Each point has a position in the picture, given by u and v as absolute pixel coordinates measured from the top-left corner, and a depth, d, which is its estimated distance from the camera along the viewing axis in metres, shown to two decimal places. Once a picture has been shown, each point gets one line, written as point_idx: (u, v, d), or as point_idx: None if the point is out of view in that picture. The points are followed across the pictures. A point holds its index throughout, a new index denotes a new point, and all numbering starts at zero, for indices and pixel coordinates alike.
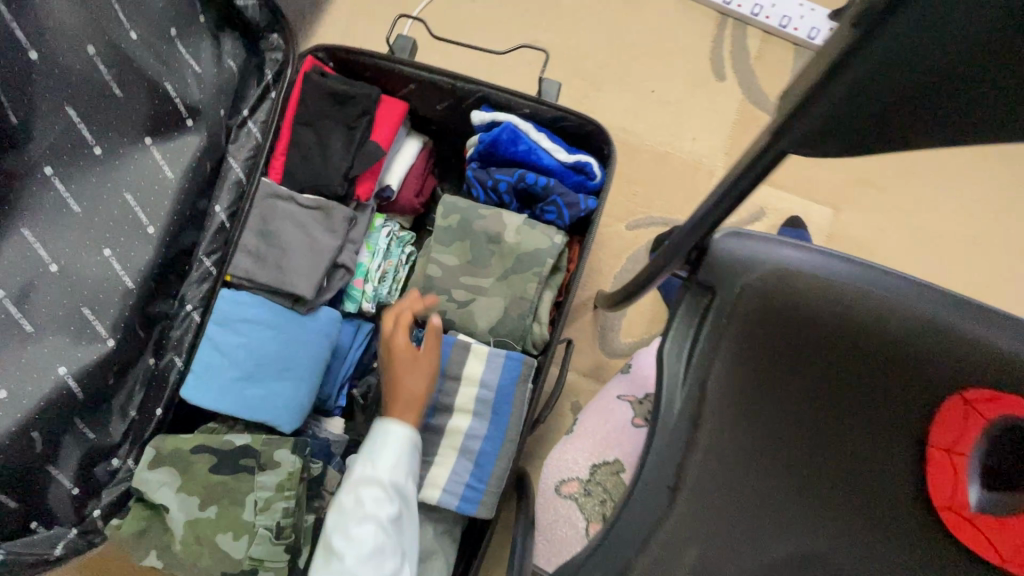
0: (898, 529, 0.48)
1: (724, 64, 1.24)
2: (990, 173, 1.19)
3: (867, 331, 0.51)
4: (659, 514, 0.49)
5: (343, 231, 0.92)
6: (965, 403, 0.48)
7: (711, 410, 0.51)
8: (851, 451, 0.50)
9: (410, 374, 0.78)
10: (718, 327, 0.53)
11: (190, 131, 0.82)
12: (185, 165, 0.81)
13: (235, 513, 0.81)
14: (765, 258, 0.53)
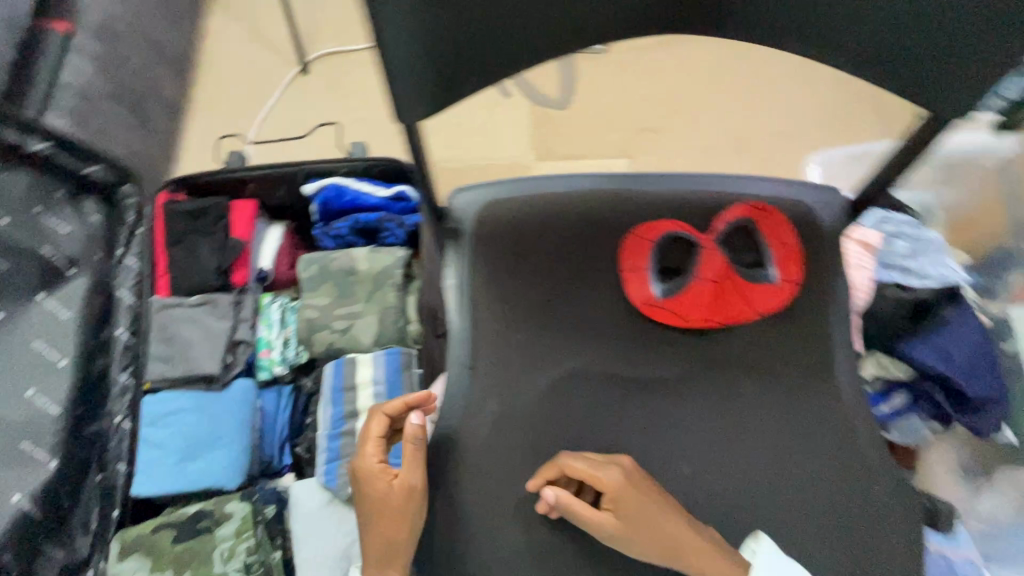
0: (625, 334, 0.68)
1: (505, 85, 1.55)
2: (728, 90, 1.52)
3: (561, 215, 0.73)
4: (464, 389, 0.67)
5: (231, 314, 1.12)
6: (638, 236, 0.71)
7: (480, 308, 0.71)
8: (581, 296, 0.70)
9: (389, 507, 0.63)
10: (469, 251, 0.73)
11: (75, 277, 0.95)
12: (78, 302, 0.94)
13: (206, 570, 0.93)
14: (485, 196, 0.75)
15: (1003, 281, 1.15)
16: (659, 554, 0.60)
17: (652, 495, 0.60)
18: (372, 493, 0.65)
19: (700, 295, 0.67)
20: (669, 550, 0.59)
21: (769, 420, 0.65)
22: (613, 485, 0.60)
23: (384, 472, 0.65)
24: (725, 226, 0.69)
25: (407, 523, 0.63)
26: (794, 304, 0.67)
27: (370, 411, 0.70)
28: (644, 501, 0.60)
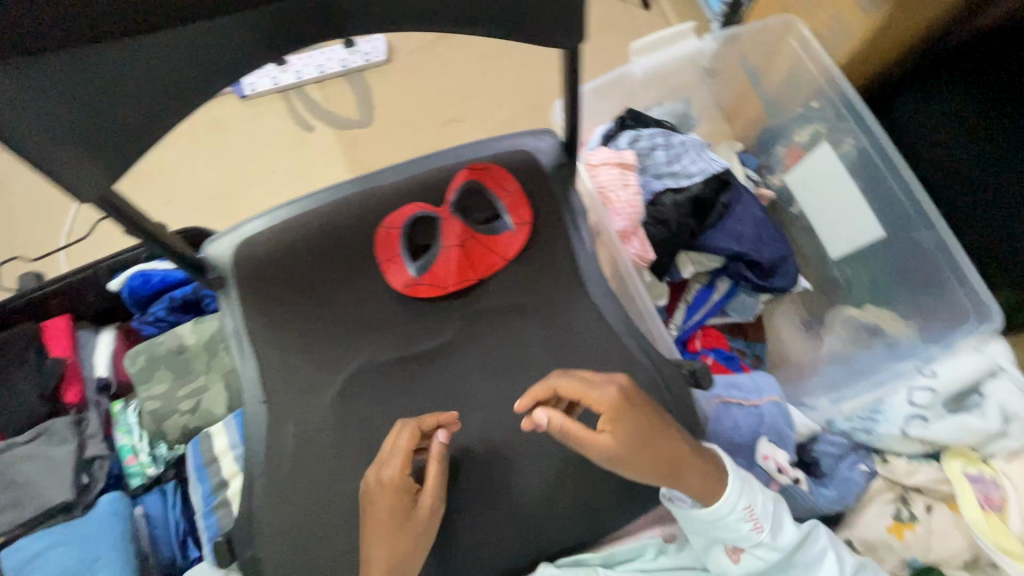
0: (397, 318, 0.73)
1: (307, 119, 1.61)
2: (509, 65, 1.65)
3: (312, 232, 0.77)
4: (263, 421, 0.70)
5: (74, 435, 1.07)
6: (385, 229, 0.76)
7: (258, 342, 0.73)
8: (350, 299, 0.74)
9: (401, 525, 0.61)
10: (236, 293, 0.75)
11: None
12: None
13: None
14: (238, 237, 0.77)
15: (772, 156, 1.30)
16: (656, 473, 0.62)
17: (649, 419, 0.62)
18: (377, 511, 0.61)
19: (450, 262, 0.73)
20: (665, 470, 0.62)
21: (542, 347, 0.71)
22: (608, 404, 0.60)
23: (402, 490, 0.61)
24: (455, 194, 0.75)
25: (420, 539, 0.62)
26: (532, 242, 0.75)
27: (397, 422, 0.65)
28: (642, 423, 0.61)
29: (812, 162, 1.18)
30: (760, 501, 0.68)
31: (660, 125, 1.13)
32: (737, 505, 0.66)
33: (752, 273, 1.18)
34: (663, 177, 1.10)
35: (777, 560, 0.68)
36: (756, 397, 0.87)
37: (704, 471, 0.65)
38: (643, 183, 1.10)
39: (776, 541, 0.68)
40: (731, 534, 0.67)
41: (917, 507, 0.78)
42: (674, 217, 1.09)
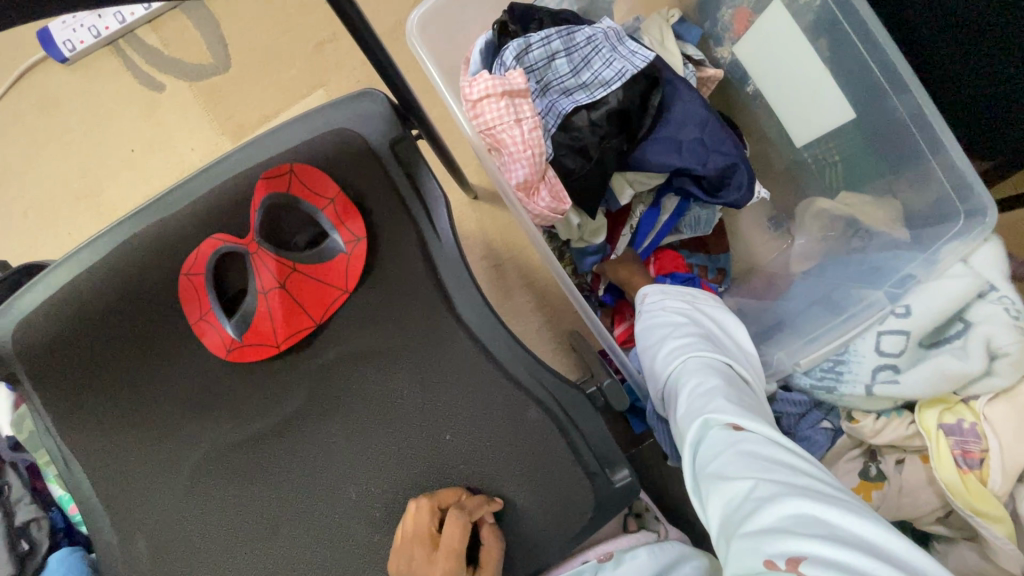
0: (231, 388, 0.58)
1: (151, 76, 1.31)
2: None
3: (98, 296, 0.59)
4: (111, 535, 0.59)
5: None
6: (188, 276, 0.58)
7: (79, 445, 0.59)
8: (171, 373, 0.59)
9: None
10: (31, 391, 0.60)
11: None
12: None
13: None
14: (14, 320, 0.60)
15: (717, 23, 1.02)
16: None
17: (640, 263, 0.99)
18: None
19: (274, 310, 0.56)
20: None
21: (415, 396, 0.56)
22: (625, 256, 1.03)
23: None
24: (257, 217, 0.56)
25: None
26: (375, 261, 0.57)
27: (430, 501, 0.52)
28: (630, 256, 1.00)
29: (764, 26, 0.91)
30: (673, 295, 0.76)
31: (556, 24, 0.88)
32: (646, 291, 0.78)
33: (699, 184, 0.95)
34: (571, 92, 0.87)
35: (653, 332, 0.71)
36: None
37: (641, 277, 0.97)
38: (548, 105, 0.87)
39: (655, 313, 0.73)
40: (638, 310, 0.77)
41: (887, 463, 0.69)
42: (592, 143, 0.86)
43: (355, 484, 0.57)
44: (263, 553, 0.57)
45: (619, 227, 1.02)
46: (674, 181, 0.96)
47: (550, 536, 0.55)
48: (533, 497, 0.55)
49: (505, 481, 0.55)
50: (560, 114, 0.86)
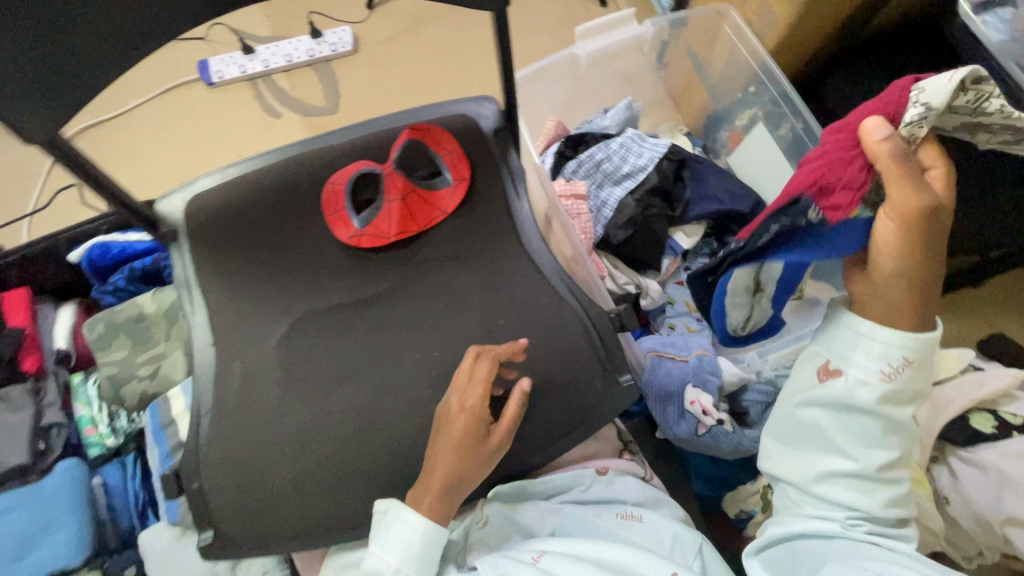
0: (342, 266, 0.77)
1: (275, 106, 1.64)
2: (473, 53, 1.69)
3: (261, 187, 0.80)
4: (212, 361, 0.74)
5: (30, 402, 1.10)
6: (333, 185, 0.80)
7: (209, 294, 0.77)
8: (296, 249, 0.78)
9: (467, 440, 0.64)
10: (189, 247, 0.79)
11: None
12: None
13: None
14: (190, 195, 0.81)
15: (716, 141, 1.37)
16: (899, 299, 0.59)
17: (943, 203, 0.56)
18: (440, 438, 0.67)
19: (392, 214, 0.78)
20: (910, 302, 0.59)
21: (480, 293, 0.75)
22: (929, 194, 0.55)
23: (471, 412, 0.64)
24: (397, 151, 0.80)
25: (482, 464, 0.64)
26: (470, 197, 0.80)
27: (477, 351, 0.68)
28: (905, 186, 0.55)
29: (752, 142, 1.26)
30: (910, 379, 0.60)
31: (597, 138, 1.24)
32: (890, 347, 0.59)
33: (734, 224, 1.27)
34: (621, 181, 1.19)
35: (854, 416, 0.62)
36: (687, 353, 0.94)
37: (918, 270, 0.57)
38: (603, 198, 1.19)
39: (876, 402, 0.60)
40: (850, 354, 0.62)
41: None
42: (637, 213, 1.17)
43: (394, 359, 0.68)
44: (330, 397, 0.71)
45: (773, 217, 0.63)
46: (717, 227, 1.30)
47: (565, 413, 0.72)
48: (561, 378, 0.72)
49: (539, 363, 0.72)
50: (614, 197, 1.18)
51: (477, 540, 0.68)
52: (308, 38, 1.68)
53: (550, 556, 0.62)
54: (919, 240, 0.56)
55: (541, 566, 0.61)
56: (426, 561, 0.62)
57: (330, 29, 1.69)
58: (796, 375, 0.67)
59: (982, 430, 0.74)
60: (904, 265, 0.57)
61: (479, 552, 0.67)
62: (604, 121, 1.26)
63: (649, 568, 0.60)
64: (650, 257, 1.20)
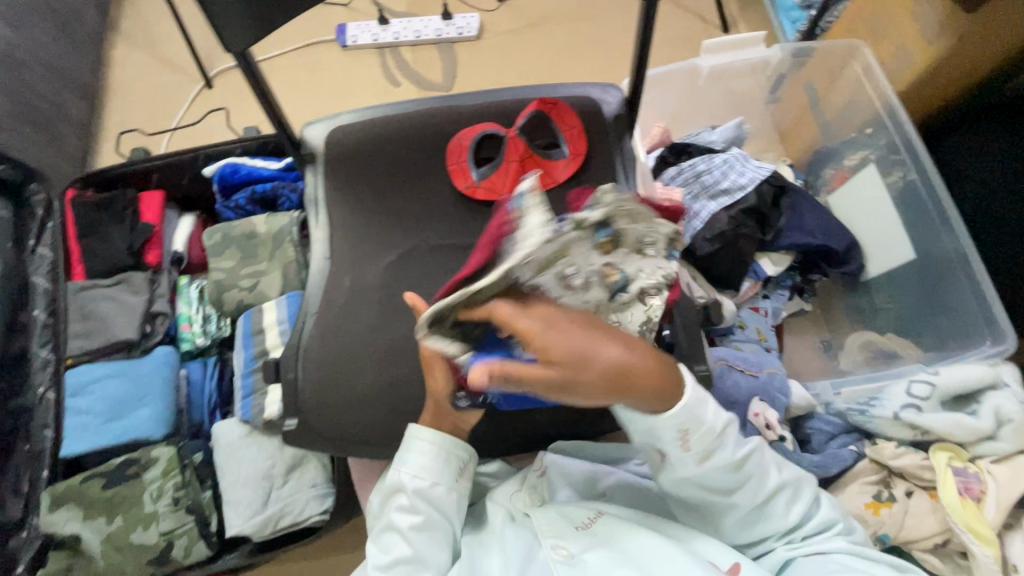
0: (456, 214, 0.84)
1: (395, 75, 1.74)
2: (589, 55, 1.73)
3: (395, 128, 0.87)
4: (328, 273, 0.82)
5: (146, 289, 1.21)
6: (460, 138, 0.86)
7: (334, 215, 0.85)
8: (417, 189, 0.85)
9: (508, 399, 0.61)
10: (323, 171, 0.88)
11: None
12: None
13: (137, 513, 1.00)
14: (331, 125, 0.90)
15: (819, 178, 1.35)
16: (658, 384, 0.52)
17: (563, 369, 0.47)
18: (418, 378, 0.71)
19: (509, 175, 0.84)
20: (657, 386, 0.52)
21: None
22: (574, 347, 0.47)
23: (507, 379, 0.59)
24: (523, 119, 0.85)
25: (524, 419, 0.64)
26: (583, 172, 0.85)
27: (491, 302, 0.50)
28: (578, 327, 0.48)
29: (859, 183, 1.23)
30: (713, 427, 0.59)
31: (703, 151, 1.27)
32: (675, 420, 0.57)
33: (825, 262, 1.26)
34: (717, 196, 1.21)
35: (709, 476, 0.62)
36: (758, 368, 0.93)
37: (652, 376, 0.52)
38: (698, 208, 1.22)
39: (708, 462, 0.60)
40: (659, 442, 0.59)
41: (897, 490, 0.83)
42: (730, 229, 1.18)
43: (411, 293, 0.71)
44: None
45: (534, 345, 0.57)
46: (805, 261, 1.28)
47: None
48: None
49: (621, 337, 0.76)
50: (708, 210, 1.20)
51: (528, 488, 0.70)
52: (438, 18, 1.78)
53: (604, 522, 0.65)
54: (637, 364, 0.50)
55: (591, 531, 0.64)
56: (448, 458, 0.67)
57: (460, 13, 1.79)
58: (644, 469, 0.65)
59: None
60: (602, 399, 0.50)
61: (528, 499, 0.70)
62: (710, 136, 1.30)
63: (704, 548, 0.62)
64: (731, 277, 1.21)
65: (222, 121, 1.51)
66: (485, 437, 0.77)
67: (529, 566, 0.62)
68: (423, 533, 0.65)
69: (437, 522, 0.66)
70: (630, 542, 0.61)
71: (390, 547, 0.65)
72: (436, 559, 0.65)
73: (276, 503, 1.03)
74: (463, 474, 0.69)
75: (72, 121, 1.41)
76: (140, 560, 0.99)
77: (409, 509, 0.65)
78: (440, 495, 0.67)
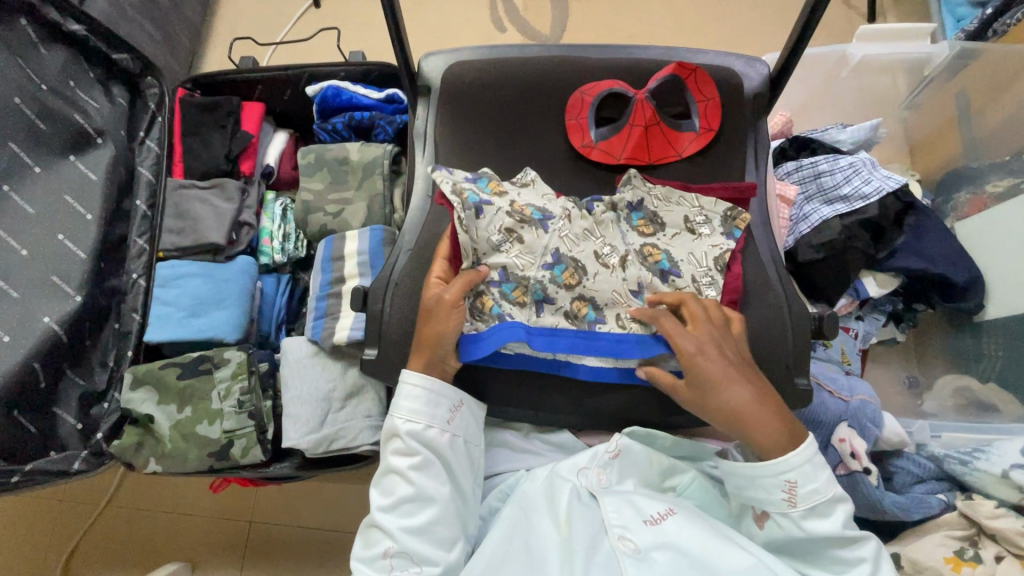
0: (565, 172, 0.81)
1: (502, 21, 1.64)
2: (714, 27, 1.60)
3: (517, 71, 0.82)
4: (427, 210, 0.81)
5: (236, 197, 1.23)
6: (583, 93, 0.81)
7: (440, 153, 0.83)
8: (528, 140, 0.81)
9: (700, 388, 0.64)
10: (435, 107, 0.85)
11: (76, 161, 1.08)
12: (98, 180, 1.10)
13: (206, 407, 1.06)
14: (451, 60, 0.86)
15: (949, 200, 1.21)
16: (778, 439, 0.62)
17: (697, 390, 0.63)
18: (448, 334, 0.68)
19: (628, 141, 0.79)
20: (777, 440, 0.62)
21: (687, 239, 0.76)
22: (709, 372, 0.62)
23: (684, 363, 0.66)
24: (656, 82, 0.78)
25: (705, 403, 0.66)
26: (710, 150, 0.79)
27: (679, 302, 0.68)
28: (721, 363, 0.62)
29: (1000, 214, 1.10)
30: (822, 492, 0.60)
31: (827, 151, 1.17)
32: (782, 475, 0.61)
33: (937, 294, 1.14)
34: (833, 202, 1.12)
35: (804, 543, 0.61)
36: (848, 393, 0.86)
37: (774, 429, 0.61)
38: (809, 211, 1.13)
39: (809, 528, 0.60)
40: (762, 495, 0.62)
41: (985, 552, 0.74)
42: (841, 240, 1.09)
43: (487, 228, 0.71)
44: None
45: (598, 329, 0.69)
46: (914, 290, 1.18)
47: None
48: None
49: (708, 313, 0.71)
50: (820, 214, 1.11)
51: (597, 470, 0.67)
52: None
53: (677, 519, 0.60)
54: (758, 413, 0.61)
55: (661, 528, 0.60)
56: (438, 399, 0.68)
57: None
58: (742, 523, 0.66)
59: None
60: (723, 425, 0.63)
61: (596, 478, 0.67)
62: (839, 134, 1.18)
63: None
64: (828, 290, 1.12)
65: (327, 43, 1.50)
66: (554, 405, 0.74)
67: (594, 553, 0.59)
68: (423, 471, 0.66)
69: (436, 461, 0.67)
70: (705, 550, 0.56)
71: (393, 488, 0.66)
72: (439, 493, 0.66)
73: (331, 426, 1.05)
74: (455, 414, 0.69)
75: (188, 22, 1.44)
76: (201, 451, 1.04)
77: (406, 451, 0.66)
78: (435, 436, 0.68)
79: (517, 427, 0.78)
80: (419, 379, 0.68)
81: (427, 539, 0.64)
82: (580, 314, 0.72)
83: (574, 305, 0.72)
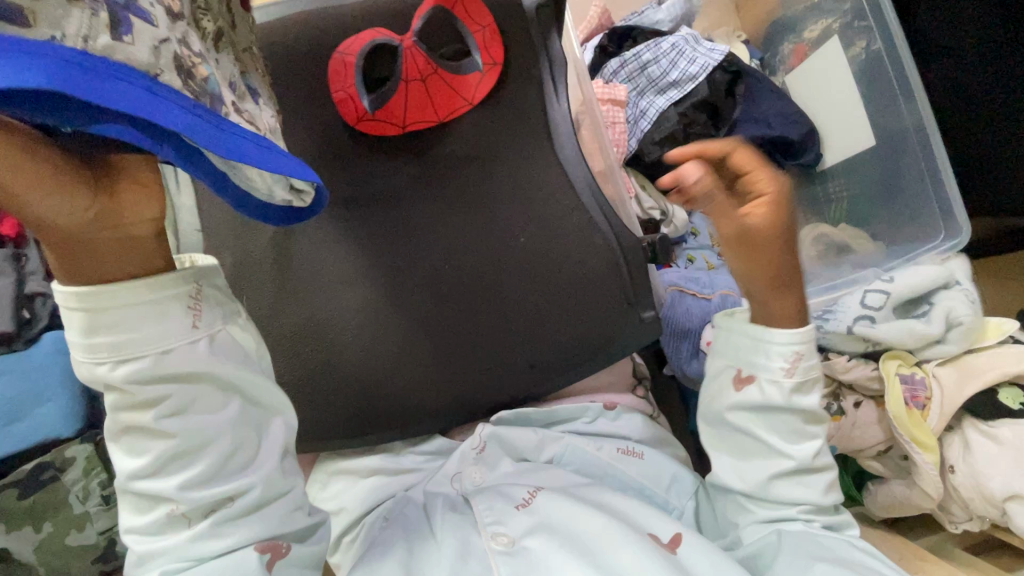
0: (350, 155, 0.68)
1: None
2: None
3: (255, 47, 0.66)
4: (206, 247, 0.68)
5: (11, 269, 1.02)
6: (342, 55, 0.66)
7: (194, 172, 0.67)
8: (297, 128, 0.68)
9: (750, 240, 0.60)
10: None
11: None
12: None
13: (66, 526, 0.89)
14: None
15: (777, 54, 1.21)
16: (782, 317, 0.61)
17: (761, 229, 0.60)
18: (140, 202, 0.43)
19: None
20: (783, 317, 0.61)
21: (499, 192, 0.68)
22: (767, 222, 0.59)
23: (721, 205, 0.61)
24: (420, 21, 0.65)
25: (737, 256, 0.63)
26: (502, 88, 0.69)
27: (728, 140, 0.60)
28: (770, 228, 0.60)
29: (819, 61, 1.10)
30: (815, 370, 0.61)
31: (649, 37, 1.09)
32: (792, 344, 0.60)
33: (779, 153, 1.14)
34: (665, 90, 1.06)
35: (777, 412, 0.62)
36: (709, 292, 0.87)
37: (794, 306, 0.61)
38: (646, 105, 1.07)
39: (794, 401, 0.61)
40: (758, 360, 0.61)
41: (846, 402, 0.80)
42: (679, 131, 1.06)
43: None
44: (320, 288, 0.67)
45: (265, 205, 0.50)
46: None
47: (571, 337, 0.67)
48: (565, 313, 0.67)
49: (507, 288, 0.67)
50: (654, 107, 1.06)
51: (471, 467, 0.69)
52: None
53: (542, 497, 0.63)
54: (777, 287, 0.61)
55: (532, 510, 0.62)
56: (160, 306, 0.46)
57: None
58: (714, 388, 0.65)
59: (1008, 406, 0.71)
60: (756, 288, 0.62)
61: (471, 478, 0.68)
62: (656, 15, 1.11)
63: (645, 519, 0.62)
64: None
65: None
66: (394, 403, 0.68)
67: (467, 557, 0.59)
68: (183, 414, 0.49)
69: (199, 392, 0.49)
70: (572, 523, 0.60)
71: (143, 447, 0.48)
72: (221, 427, 0.51)
73: None
74: (200, 310, 0.49)
75: None
76: (81, 563, 0.93)
77: (143, 398, 0.47)
78: (179, 359, 0.48)
79: (391, 447, 0.73)
80: (99, 299, 0.44)
81: (212, 488, 0.50)
82: (199, 77, 0.40)
83: (190, 57, 0.40)
